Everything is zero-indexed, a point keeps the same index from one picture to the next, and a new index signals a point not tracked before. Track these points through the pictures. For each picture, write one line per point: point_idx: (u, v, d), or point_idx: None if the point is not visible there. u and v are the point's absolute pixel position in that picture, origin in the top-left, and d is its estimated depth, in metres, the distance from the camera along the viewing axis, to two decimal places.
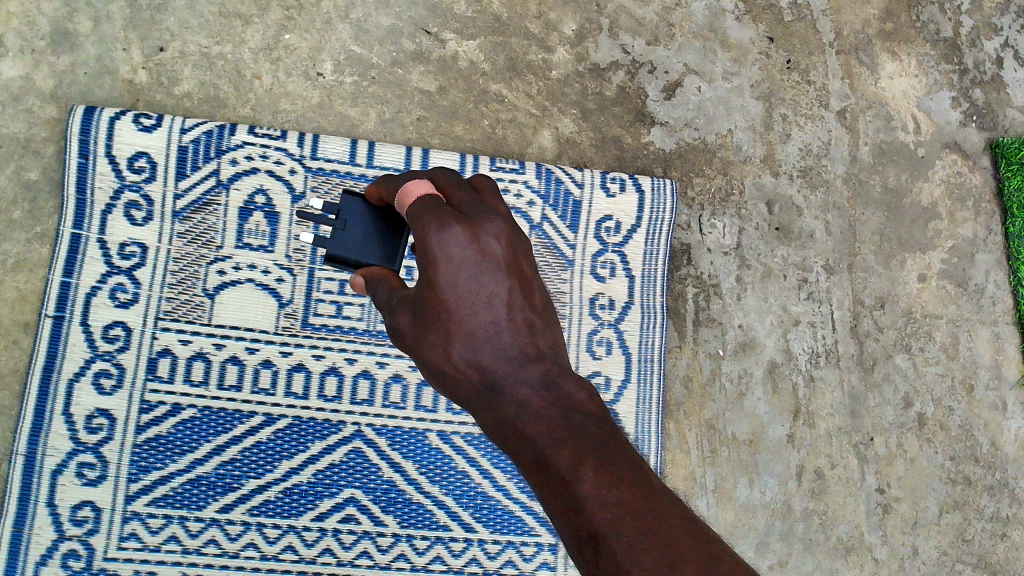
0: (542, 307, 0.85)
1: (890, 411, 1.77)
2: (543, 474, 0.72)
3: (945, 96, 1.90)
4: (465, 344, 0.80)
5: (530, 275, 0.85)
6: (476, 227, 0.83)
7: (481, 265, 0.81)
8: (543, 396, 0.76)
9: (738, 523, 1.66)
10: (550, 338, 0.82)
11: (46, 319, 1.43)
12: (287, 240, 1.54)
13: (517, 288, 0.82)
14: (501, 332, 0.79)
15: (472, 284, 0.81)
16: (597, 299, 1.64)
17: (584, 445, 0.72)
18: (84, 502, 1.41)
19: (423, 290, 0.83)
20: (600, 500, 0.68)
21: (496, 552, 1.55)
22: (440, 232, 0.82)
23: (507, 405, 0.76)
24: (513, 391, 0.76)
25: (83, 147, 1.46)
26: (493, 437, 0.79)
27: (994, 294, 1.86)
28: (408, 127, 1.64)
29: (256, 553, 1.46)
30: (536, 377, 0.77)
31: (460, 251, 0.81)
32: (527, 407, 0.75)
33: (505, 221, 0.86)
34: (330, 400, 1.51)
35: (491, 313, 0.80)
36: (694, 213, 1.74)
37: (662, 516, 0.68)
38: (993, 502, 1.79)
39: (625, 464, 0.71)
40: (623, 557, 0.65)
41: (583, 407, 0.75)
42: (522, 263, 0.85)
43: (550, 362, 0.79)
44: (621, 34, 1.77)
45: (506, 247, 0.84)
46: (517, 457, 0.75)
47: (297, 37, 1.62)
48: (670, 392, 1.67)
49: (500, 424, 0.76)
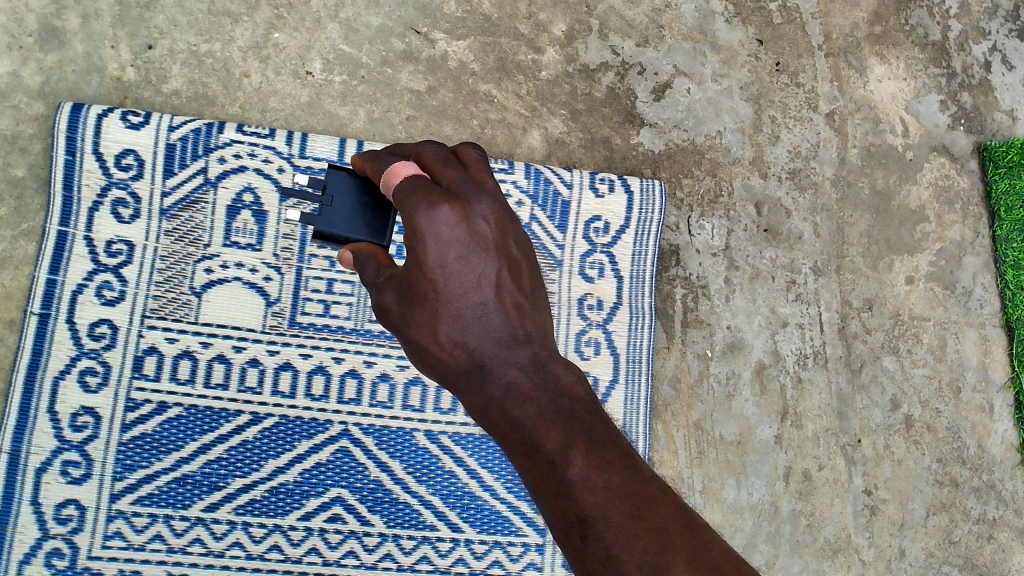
0: (530, 289, 0.85)
1: (878, 413, 1.77)
2: (530, 458, 0.73)
3: (934, 99, 1.91)
4: (453, 326, 0.80)
5: (519, 258, 0.85)
6: (465, 207, 0.82)
7: (472, 246, 0.81)
8: (532, 379, 0.77)
9: (726, 525, 1.66)
10: (537, 322, 0.83)
11: (32, 317, 1.42)
12: (274, 239, 1.53)
13: (505, 270, 0.83)
14: (489, 315, 0.80)
15: (461, 264, 0.80)
16: (586, 300, 1.64)
17: (572, 428, 0.73)
18: (68, 500, 1.40)
19: (411, 269, 0.82)
20: (589, 484, 0.69)
21: (483, 552, 1.55)
22: (431, 211, 0.81)
23: (494, 387, 0.77)
24: (501, 374, 0.77)
25: (70, 143, 1.46)
26: (478, 419, 0.80)
27: (981, 297, 1.86)
28: (397, 127, 1.64)
29: (242, 553, 1.45)
30: (525, 360, 0.78)
31: (451, 229, 0.80)
32: (515, 389, 0.76)
33: (495, 201, 0.85)
34: (317, 399, 1.50)
35: (480, 294, 0.80)
36: (683, 214, 1.74)
37: (651, 503, 0.69)
38: (980, 504, 1.79)
39: (614, 450, 0.72)
40: (612, 542, 0.66)
41: (571, 391, 0.77)
42: (511, 245, 0.85)
43: (538, 346, 0.80)
44: (610, 36, 1.77)
45: (496, 230, 0.83)
46: (502, 439, 0.76)
47: (286, 36, 1.62)
48: (658, 393, 1.67)
49: (488, 406, 0.77)
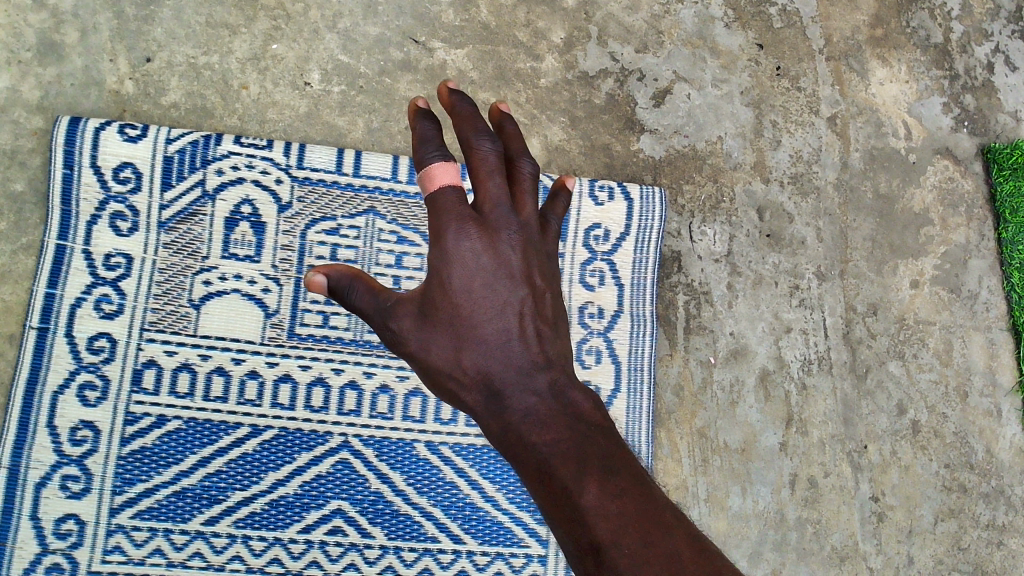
0: (553, 316, 0.84)
1: (884, 419, 1.75)
2: (545, 484, 0.72)
3: (936, 102, 1.90)
4: (475, 351, 0.80)
5: (545, 287, 0.85)
6: (495, 233, 0.81)
7: (497, 273, 0.81)
8: (549, 405, 0.76)
9: (731, 534, 1.64)
10: (558, 348, 0.82)
11: (31, 331, 1.42)
12: (273, 250, 1.53)
13: (530, 298, 0.82)
14: (511, 341, 0.80)
15: (486, 291, 0.80)
16: (586, 308, 1.63)
17: (588, 455, 0.72)
18: (68, 515, 1.39)
19: (435, 293, 0.82)
20: (602, 512, 0.68)
21: (485, 563, 1.53)
22: (459, 234, 0.80)
23: (512, 412, 0.76)
24: (518, 399, 0.76)
25: (68, 157, 1.46)
26: (493, 443, 0.79)
27: (988, 300, 1.84)
28: (396, 137, 1.64)
29: (242, 566, 1.44)
30: (543, 386, 0.77)
31: (477, 256, 0.80)
32: (532, 414, 0.75)
33: (525, 228, 0.84)
34: (317, 411, 1.50)
35: (503, 321, 0.80)
36: (685, 220, 1.73)
37: (665, 529, 0.68)
38: (989, 509, 1.77)
39: (629, 476, 0.71)
40: (624, 569, 0.65)
41: (589, 417, 0.76)
42: (538, 273, 0.84)
43: (557, 371, 0.80)
44: (609, 42, 1.77)
45: (523, 258, 0.83)
46: (518, 465, 0.75)
47: (284, 47, 1.62)
48: (661, 401, 1.65)
49: (505, 431, 0.76)
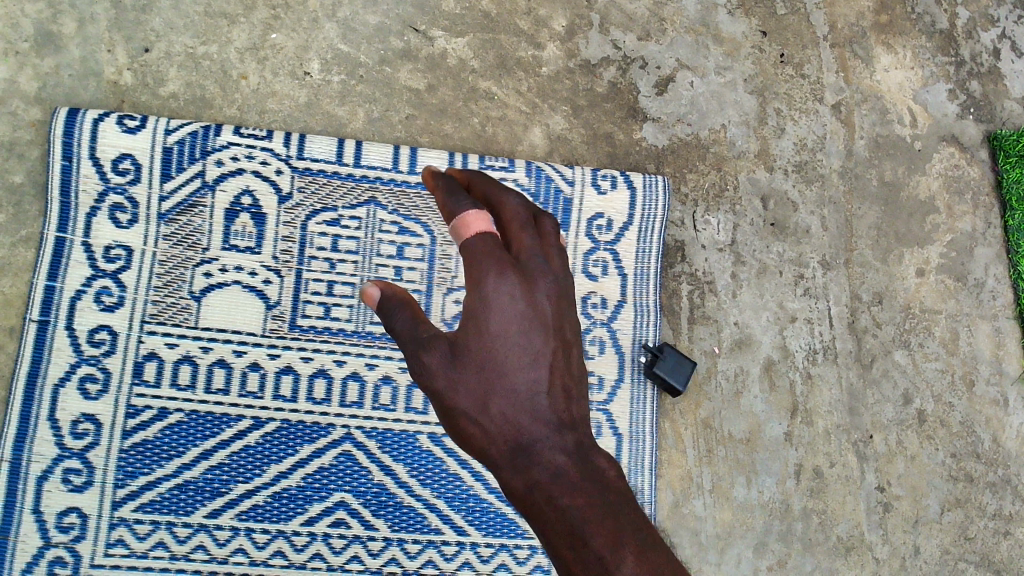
0: (578, 374, 0.81)
1: (890, 409, 1.74)
2: (575, 551, 0.67)
3: (942, 88, 1.88)
4: (504, 401, 0.75)
5: (572, 341, 0.82)
6: (533, 283, 0.79)
7: (532, 324, 0.78)
8: (579, 467, 0.72)
9: (736, 524, 1.64)
10: (583, 411, 0.79)
11: (31, 324, 1.41)
12: (274, 242, 1.52)
13: (560, 352, 0.79)
14: (541, 395, 0.76)
15: (519, 341, 0.77)
16: (589, 298, 1.62)
17: (621, 525, 0.68)
18: (70, 509, 1.39)
19: (466, 338, 0.78)
20: None
21: (489, 555, 1.52)
22: (499, 280, 0.77)
23: (540, 471, 0.72)
24: (548, 458, 0.72)
25: (66, 149, 1.45)
26: (513, 504, 0.74)
27: (994, 289, 1.83)
28: (397, 126, 1.62)
29: (245, 559, 1.43)
30: (572, 446, 0.74)
31: (515, 304, 0.77)
32: (562, 474, 0.71)
33: (561, 280, 0.81)
34: (319, 403, 1.49)
35: (535, 373, 0.77)
36: (688, 209, 1.72)
37: None
38: (995, 499, 1.76)
39: (659, 553, 0.68)
40: None
41: (618, 485, 0.72)
42: (567, 328, 0.81)
43: (583, 433, 0.76)
44: (611, 30, 1.75)
45: (556, 311, 0.80)
46: (543, 532, 0.70)
47: (284, 36, 1.61)
48: (665, 392, 1.64)
49: (531, 490, 0.71)
